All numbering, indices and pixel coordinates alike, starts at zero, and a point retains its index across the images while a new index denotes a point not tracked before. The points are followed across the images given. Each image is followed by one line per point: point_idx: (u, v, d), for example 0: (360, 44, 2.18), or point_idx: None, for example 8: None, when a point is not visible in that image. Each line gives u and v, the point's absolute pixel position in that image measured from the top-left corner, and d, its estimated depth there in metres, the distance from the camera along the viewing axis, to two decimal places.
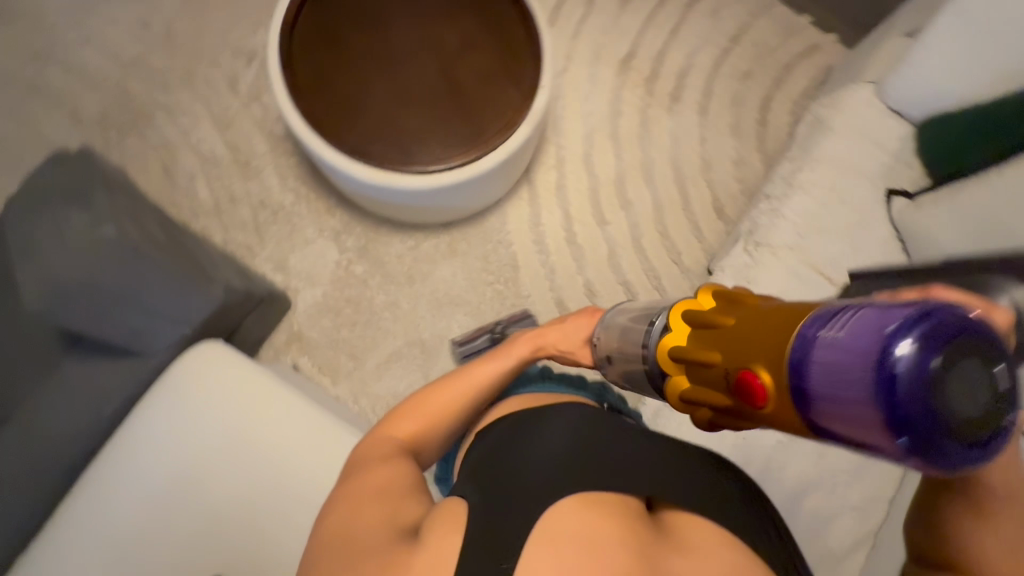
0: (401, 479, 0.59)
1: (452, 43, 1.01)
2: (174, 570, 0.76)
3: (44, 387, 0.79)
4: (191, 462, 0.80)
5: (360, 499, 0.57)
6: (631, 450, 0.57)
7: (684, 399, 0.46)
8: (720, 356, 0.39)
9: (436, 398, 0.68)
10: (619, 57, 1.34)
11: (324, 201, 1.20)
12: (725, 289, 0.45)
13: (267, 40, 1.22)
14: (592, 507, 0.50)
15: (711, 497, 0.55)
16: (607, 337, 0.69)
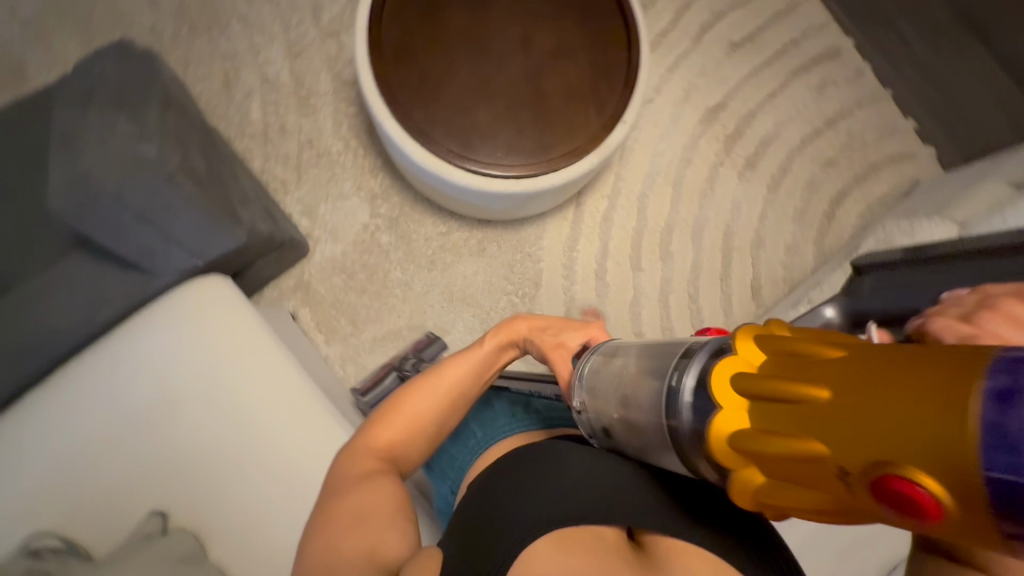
0: (383, 497, 0.59)
1: (546, 49, 0.97)
2: (124, 491, 0.77)
3: (46, 276, 0.78)
4: (165, 392, 0.80)
5: (343, 523, 0.57)
6: (607, 474, 0.55)
7: (756, 494, 0.35)
8: (830, 450, 0.30)
9: (407, 408, 0.68)
10: (708, 104, 1.28)
11: (371, 161, 1.17)
12: (769, 338, 0.36)
13: None
14: (566, 547, 0.48)
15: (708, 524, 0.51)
16: (600, 413, 0.54)
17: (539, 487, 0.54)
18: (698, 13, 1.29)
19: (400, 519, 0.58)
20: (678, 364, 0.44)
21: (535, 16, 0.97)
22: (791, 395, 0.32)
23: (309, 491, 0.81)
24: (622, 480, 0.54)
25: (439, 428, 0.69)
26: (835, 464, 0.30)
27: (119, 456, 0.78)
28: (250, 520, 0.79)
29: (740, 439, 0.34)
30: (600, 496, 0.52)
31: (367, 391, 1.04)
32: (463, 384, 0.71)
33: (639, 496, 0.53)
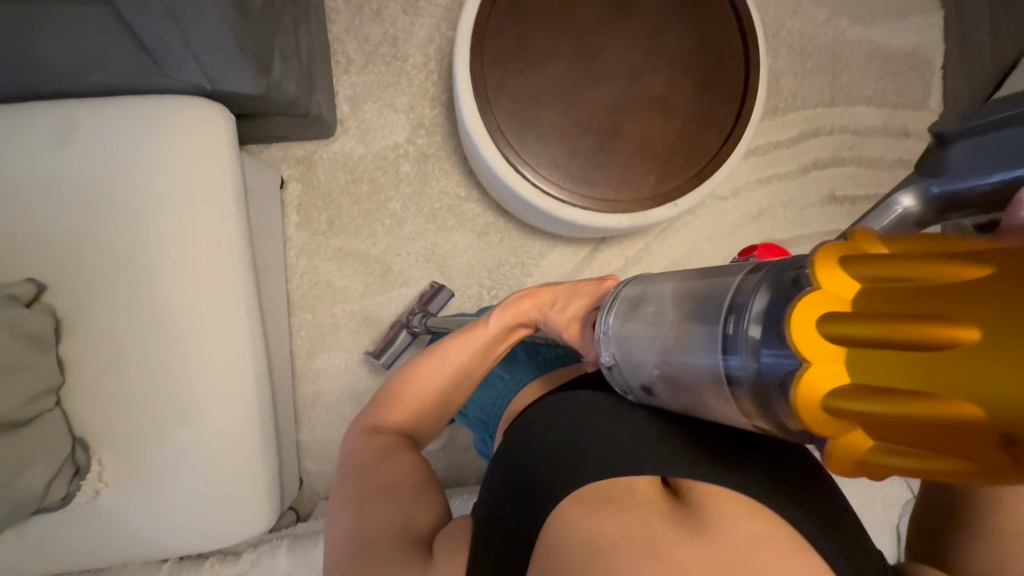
0: (408, 468, 0.58)
1: (649, 93, 0.90)
2: (20, 243, 0.77)
3: None
4: (105, 181, 0.79)
5: (371, 489, 0.56)
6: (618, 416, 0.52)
7: (863, 457, 0.29)
8: (981, 410, 0.24)
9: (427, 379, 0.67)
10: (773, 235, 1.20)
11: (437, 91, 1.13)
12: (865, 259, 0.29)
13: None
14: (588, 509, 0.45)
15: (735, 456, 0.47)
16: (637, 368, 0.50)
17: (540, 446, 0.52)
18: (819, 148, 1.21)
19: (430, 490, 0.57)
20: (730, 308, 0.40)
21: (662, 55, 0.89)
22: (917, 342, 0.25)
23: (182, 343, 0.80)
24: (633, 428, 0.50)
25: (458, 391, 0.69)
26: (991, 427, 0.24)
27: (37, 211, 0.77)
28: (115, 338, 0.79)
29: (842, 400, 0.28)
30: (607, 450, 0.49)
31: (382, 353, 1.05)
32: (476, 358, 0.68)
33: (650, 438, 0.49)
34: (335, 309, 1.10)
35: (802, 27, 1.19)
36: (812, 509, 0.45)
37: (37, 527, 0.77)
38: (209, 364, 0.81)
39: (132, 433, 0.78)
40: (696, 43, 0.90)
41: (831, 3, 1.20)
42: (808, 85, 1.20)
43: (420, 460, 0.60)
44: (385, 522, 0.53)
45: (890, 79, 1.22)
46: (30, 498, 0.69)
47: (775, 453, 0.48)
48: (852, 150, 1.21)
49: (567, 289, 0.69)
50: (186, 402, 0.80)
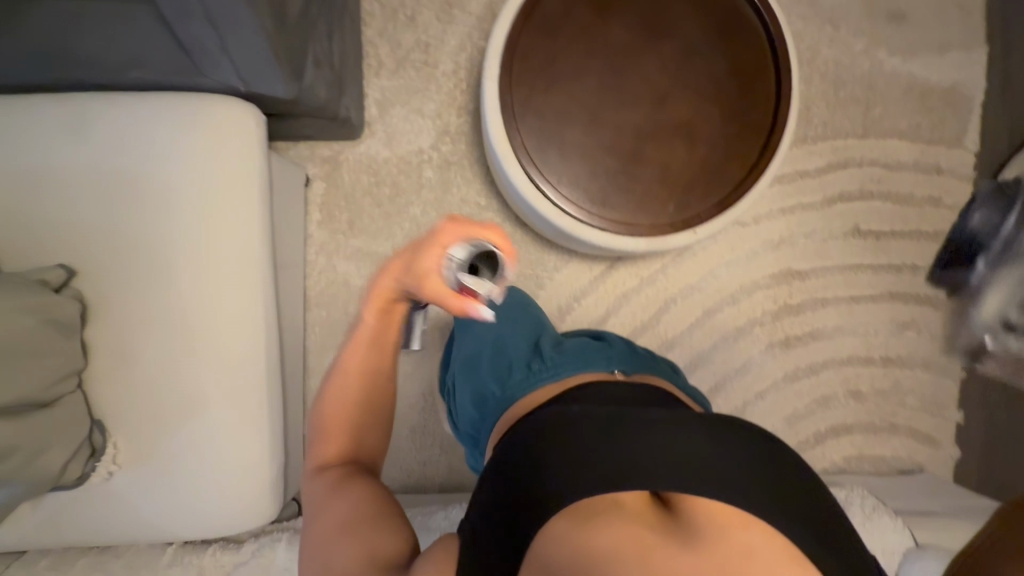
0: (360, 505, 0.61)
1: (676, 118, 0.89)
2: (55, 230, 0.80)
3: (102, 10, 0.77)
4: (138, 177, 0.82)
5: (334, 534, 0.60)
6: (617, 427, 0.55)
7: None
8: None
9: (343, 407, 0.69)
10: (792, 264, 1.19)
11: (465, 99, 1.13)
12: None
13: None
14: (587, 524, 0.50)
15: (726, 472, 0.53)
16: None
17: (536, 452, 0.54)
18: (847, 180, 1.19)
19: (388, 519, 0.61)
20: None
21: (691, 81, 0.89)
22: None
23: (200, 335, 0.83)
24: (633, 443, 0.53)
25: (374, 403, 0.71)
26: None
27: (72, 198, 0.80)
28: (137, 325, 0.81)
29: None
30: (608, 465, 0.52)
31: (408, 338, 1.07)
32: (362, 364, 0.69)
33: (647, 450, 0.53)
34: (349, 308, 1.12)
35: (839, 56, 1.17)
36: (796, 515, 0.51)
37: (51, 501, 0.80)
38: (223, 357, 0.84)
39: (147, 420, 0.81)
40: (727, 70, 0.89)
41: (870, 33, 1.17)
42: (840, 115, 1.18)
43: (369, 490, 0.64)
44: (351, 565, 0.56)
45: (927, 113, 1.19)
46: (48, 478, 0.71)
47: (761, 470, 0.53)
48: (880, 183, 1.19)
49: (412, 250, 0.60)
50: (200, 393, 0.83)
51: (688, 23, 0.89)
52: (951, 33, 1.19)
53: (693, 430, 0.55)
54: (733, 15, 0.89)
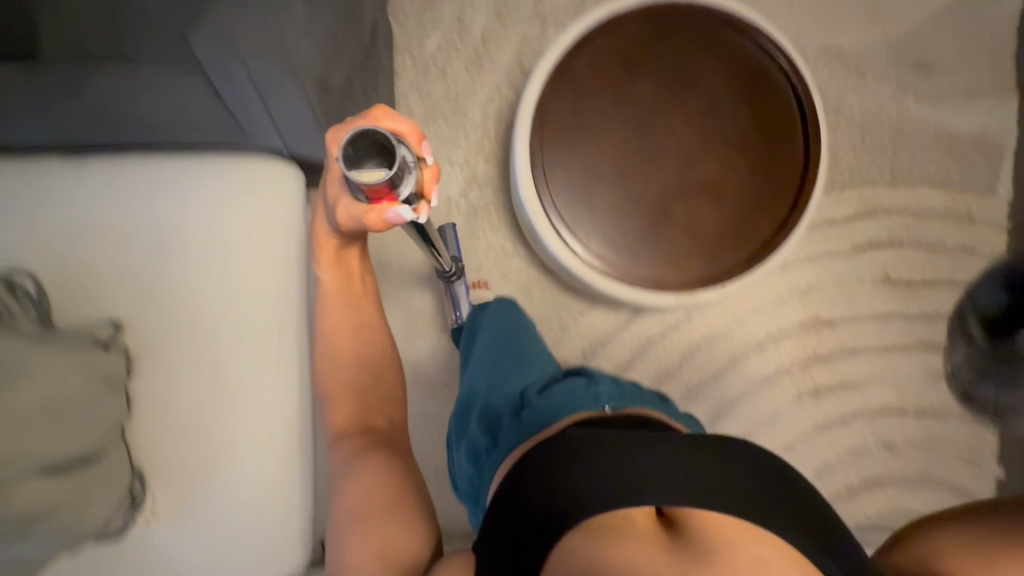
0: (383, 494, 0.71)
1: (703, 175, 0.90)
2: (101, 284, 0.83)
3: (159, 79, 0.84)
4: (182, 232, 0.85)
5: (362, 507, 0.70)
6: (613, 449, 0.58)
7: None
8: None
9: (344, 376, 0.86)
10: (820, 312, 1.18)
11: (492, 148, 1.16)
12: None
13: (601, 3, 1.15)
14: (596, 537, 0.54)
15: (727, 488, 0.56)
16: None
17: (541, 470, 0.58)
18: (876, 227, 1.18)
19: (409, 520, 0.69)
20: None
21: (716, 138, 0.90)
22: None
23: (236, 385, 0.86)
24: (630, 460, 0.57)
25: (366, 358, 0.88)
26: None
27: (118, 253, 0.84)
28: (176, 376, 0.84)
29: None
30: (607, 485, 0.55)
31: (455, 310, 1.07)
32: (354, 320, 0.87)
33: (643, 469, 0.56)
34: None
35: (865, 105, 1.17)
36: (797, 523, 0.55)
37: (87, 556, 0.80)
38: (256, 405, 0.86)
39: (183, 468, 0.83)
40: (754, 129, 0.90)
41: (897, 82, 1.17)
42: (868, 163, 1.18)
43: (395, 481, 0.73)
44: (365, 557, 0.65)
45: (957, 160, 1.18)
46: (89, 529, 0.73)
47: (763, 488, 0.57)
48: (910, 230, 1.18)
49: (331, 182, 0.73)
50: (234, 442, 0.85)
51: (714, 83, 0.90)
52: (982, 81, 1.18)
53: (689, 451, 0.58)
54: (761, 74, 0.90)
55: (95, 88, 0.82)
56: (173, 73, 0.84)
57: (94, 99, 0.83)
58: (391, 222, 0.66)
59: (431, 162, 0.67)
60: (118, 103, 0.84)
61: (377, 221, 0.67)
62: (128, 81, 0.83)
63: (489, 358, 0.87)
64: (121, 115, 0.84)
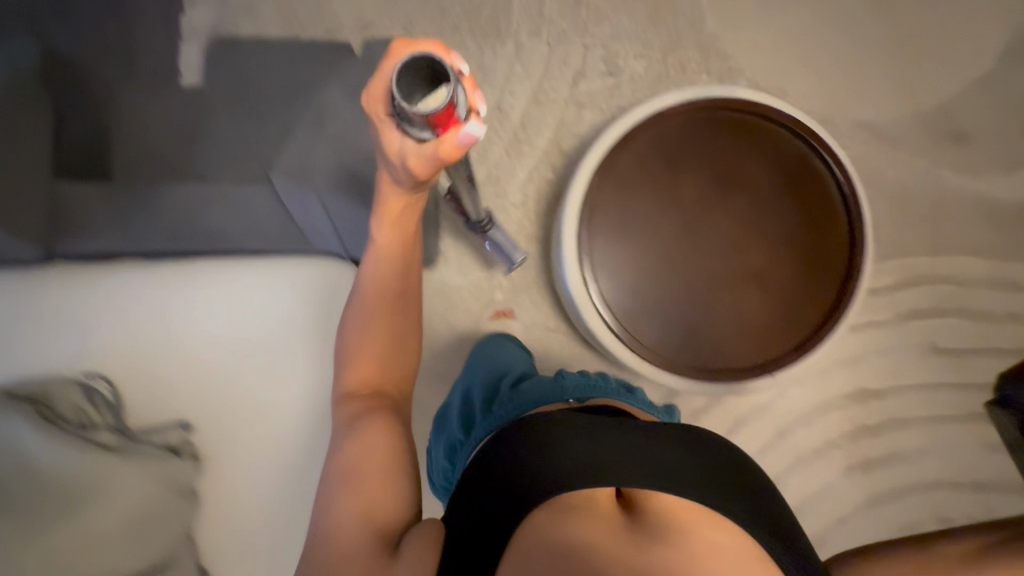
0: (384, 459, 0.70)
1: (749, 264, 0.92)
2: (168, 388, 0.85)
3: (232, 195, 0.94)
4: (245, 335, 0.87)
5: (356, 469, 0.68)
6: (582, 432, 0.64)
7: None
8: None
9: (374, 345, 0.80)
10: (866, 383, 1.18)
11: (533, 228, 1.20)
12: None
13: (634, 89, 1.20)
14: (563, 513, 0.59)
15: (680, 473, 0.62)
16: None
17: (519, 452, 0.62)
18: (919, 296, 1.18)
19: (401, 484, 0.69)
20: None
21: (760, 227, 0.93)
22: None
23: (295, 486, 0.86)
24: (597, 448, 0.63)
25: (397, 325, 0.83)
26: None
27: (186, 356, 0.86)
28: (234, 472, 0.84)
29: None
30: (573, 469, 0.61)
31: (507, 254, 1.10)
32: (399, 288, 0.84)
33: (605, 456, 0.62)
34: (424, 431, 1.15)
35: (900, 177, 1.19)
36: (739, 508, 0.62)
37: None
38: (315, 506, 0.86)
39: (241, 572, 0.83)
40: (797, 216, 0.92)
41: (931, 154, 1.19)
42: (907, 234, 1.19)
43: (400, 447, 0.72)
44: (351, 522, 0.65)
45: (997, 228, 1.19)
46: None
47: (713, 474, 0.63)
48: (955, 299, 1.18)
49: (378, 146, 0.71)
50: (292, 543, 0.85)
51: (756, 175, 0.93)
52: (1016, 150, 1.20)
53: (651, 437, 0.65)
54: (801, 163, 0.93)
55: (175, 205, 0.92)
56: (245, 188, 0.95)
57: (173, 214, 0.92)
58: (460, 150, 0.66)
59: (466, 73, 0.66)
60: (193, 217, 0.92)
61: (449, 152, 0.65)
62: (206, 198, 0.93)
63: (477, 369, 0.97)
64: (194, 227, 0.92)
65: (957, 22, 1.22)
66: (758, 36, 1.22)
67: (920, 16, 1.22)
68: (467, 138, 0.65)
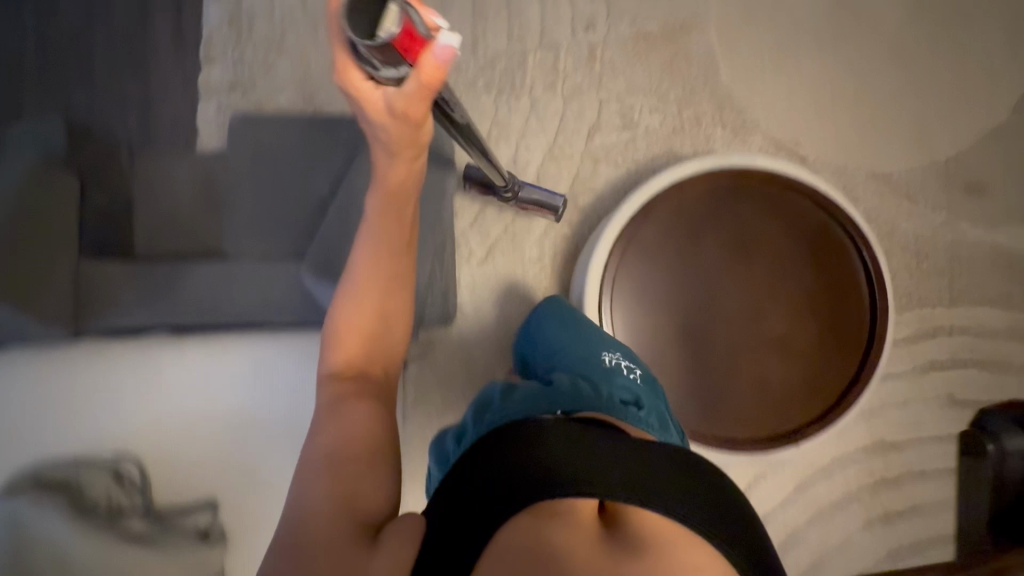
0: (364, 446, 0.66)
1: (769, 332, 0.93)
2: (195, 466, 0.86)
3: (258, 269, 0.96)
4: (271, 411, 0.88)
5: (336, 460, 0.64)
6: (570, 444, 0.60)
7: None
8: None
9: (358, 330, 0.75)
10: (884, 435, 1.18)
11: (549, 283, 1.21)
12: None
13: (649, 144, 1.21)
14: (545, 521, 0.53)
15: (666, 489, 0.58)
16: None
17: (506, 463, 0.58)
18: (936, 348, 1.18)
19: (381, 470, 0.65)
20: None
21: (781, 295, 0.93)
22: None
23: None
24: (581, 453, 0.59)
25: (388, 312, 0.77)
26: None
27: (212, 432, 0.87)
28: (267, 537, 0.88)
29: None
30: (544, 472, 0.56)
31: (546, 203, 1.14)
32: (391, 270, 0.76)
33: (581, 461, 0.58)
34: None
35: (915, 229, 1.20)
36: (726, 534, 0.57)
37: None
38: None
39: None
40: (818, 283, 0.93)
41: (945, 206, 1.20)
42: (923, 286, 1.19)
43: (379, 431, 0.68)
44: (325, 506, 0.60)
45: (1010, 280, 1.20)
46: None
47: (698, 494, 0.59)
48: (971, 351, 1.18)
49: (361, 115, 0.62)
50: None
51: (777, 243, 0.93)
52: None
53: (641, 453, 0.61)
54: (822, 231, 0.93)
55: (200, 280, 0.92)
56: (271, 263, 0.96)
57: (198, 289, 0.92)
58: (443, 70, 0.53)
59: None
60: (219, 292, 0.93)
61: (431, 78, 0.53)
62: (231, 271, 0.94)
63: None
64: (220, 302, 0.92)
65: (970, 72, 1.22)
66: (772, 89, 1.22)
67: (935, 65, 1.22)
68: (443, 51, 0.52)
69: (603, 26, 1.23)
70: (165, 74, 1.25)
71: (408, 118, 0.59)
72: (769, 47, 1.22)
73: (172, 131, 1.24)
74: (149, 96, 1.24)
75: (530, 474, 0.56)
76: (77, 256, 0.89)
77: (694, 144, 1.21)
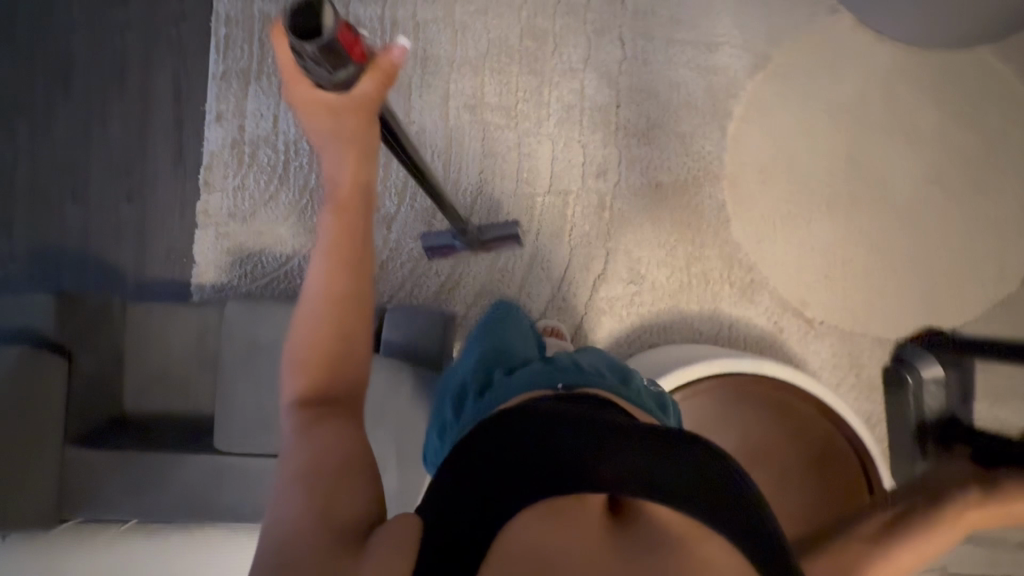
0: (340, 463, 0.58)
1: None
2: None
3: (248, 462, 0.89)
4: None
5: (317, 480, 0.56)
6: (581, 431, 0.54)
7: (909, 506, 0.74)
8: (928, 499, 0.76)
9: (327, 326, 0.66)
10: None
11: None
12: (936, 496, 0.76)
13: (656, 299, 1.19)
14: (548, 515, 0.50)
15: (685, 479, 0.51)
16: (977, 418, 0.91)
17: (506, 455, 0.53)
18: None
19: (365, 484, 0.57)
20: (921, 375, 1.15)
21: (787, 513, 0.90)
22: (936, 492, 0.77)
23: None
24: (590, 441, 0.53)
25: (358, 305, 0.68)
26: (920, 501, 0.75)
27: None
28: None
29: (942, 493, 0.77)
30: (530, 463, 0.52)
31: (502, 237, 1.12)
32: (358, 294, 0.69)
33: (578, 443, 0.53)
34: None
35: None
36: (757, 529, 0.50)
37: None
38: None
39: None
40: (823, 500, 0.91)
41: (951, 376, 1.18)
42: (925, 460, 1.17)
43: (358, 446, 0.60)
44: (301, 524, 0.53)
45: None
46: None
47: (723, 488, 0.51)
48: None
49: (318, 128, 0.66)
50: None
51: (788, 464, 0.94)
52: None
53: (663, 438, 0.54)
54: (828, 445, 0.93)
55: (191, 470, 0.88)
56: (262, 456, 0.90)
57: (188, 480, 0.88)
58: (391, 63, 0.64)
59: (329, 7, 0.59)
60: (209, 485, 0.88)
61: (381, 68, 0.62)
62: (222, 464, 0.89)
63: (476, 341, 0.87)
64: (209, 498, 0.88)
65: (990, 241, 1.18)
66: (782, 248, 1.20)
67: (945, 231, 1.21)
68: (390, 63, 0.64)
69: (614, 175, 1.21)
70: (165, 197, 1.23)
71: (365, 121, 0.66)
72: (780, 206, 1.20)
73: (172, 258, 1.22)
74: (147, 220, 1.22)
75: (517, 455, 0.53)
76: (64, 441, 0.86)
77: (702, 303, 1.19)
